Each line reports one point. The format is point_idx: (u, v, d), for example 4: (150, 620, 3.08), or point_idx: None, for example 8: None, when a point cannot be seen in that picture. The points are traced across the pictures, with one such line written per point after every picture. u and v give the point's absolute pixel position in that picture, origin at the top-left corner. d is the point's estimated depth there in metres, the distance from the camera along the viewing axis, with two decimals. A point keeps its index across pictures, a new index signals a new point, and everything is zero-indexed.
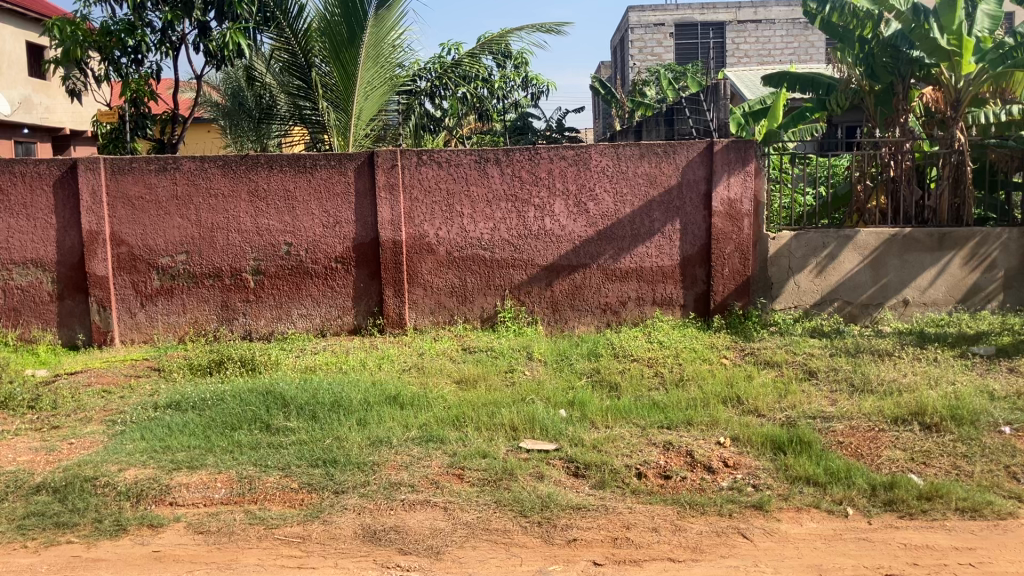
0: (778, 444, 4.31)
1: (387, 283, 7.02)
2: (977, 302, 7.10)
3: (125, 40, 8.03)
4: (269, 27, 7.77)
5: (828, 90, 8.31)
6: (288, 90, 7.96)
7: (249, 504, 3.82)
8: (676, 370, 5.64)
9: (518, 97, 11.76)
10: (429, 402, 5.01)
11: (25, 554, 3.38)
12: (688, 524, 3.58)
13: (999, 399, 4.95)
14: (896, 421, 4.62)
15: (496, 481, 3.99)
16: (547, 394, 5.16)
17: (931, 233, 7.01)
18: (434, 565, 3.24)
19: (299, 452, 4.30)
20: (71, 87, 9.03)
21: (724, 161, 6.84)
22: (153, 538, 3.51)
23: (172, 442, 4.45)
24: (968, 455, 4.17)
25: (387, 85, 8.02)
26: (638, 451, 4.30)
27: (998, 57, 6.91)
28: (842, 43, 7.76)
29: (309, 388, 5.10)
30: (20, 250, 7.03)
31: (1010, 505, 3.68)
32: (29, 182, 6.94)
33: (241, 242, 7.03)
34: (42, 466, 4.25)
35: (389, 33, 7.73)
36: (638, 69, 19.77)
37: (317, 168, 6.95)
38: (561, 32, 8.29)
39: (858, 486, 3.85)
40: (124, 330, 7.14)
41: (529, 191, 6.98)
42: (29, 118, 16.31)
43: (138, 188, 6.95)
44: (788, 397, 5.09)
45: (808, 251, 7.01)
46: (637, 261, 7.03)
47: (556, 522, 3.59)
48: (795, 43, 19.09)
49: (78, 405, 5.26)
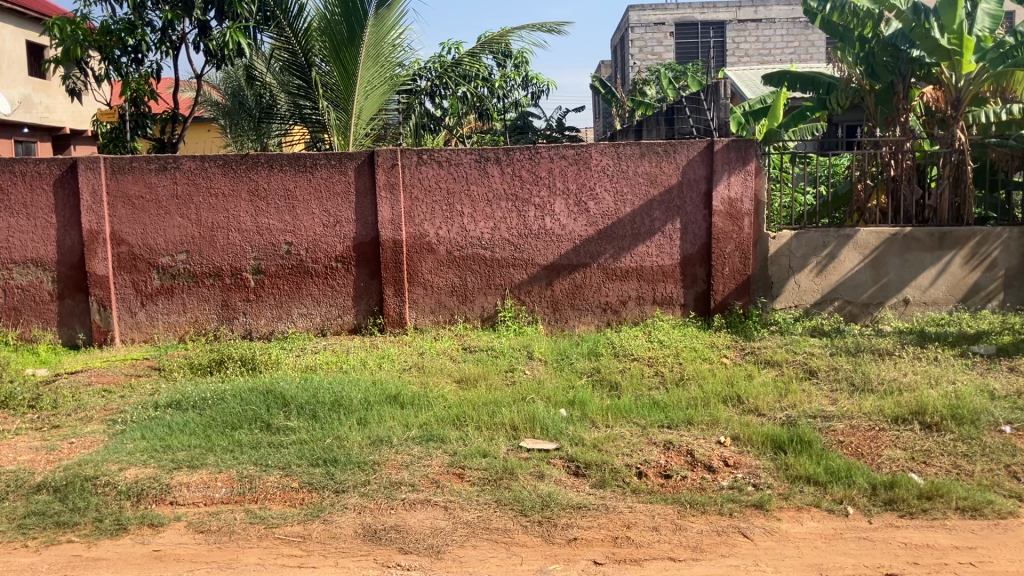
0: (778, 443, 4.31)
1: (387, 282, 7.02)
2: (977, 301, 7.10)
3: (125, 39, 8.06)
4: (269, 27, 7.76)
5: (828, 89, 8.28)
6: (288, 90, 7.96)
7: (249, 503, 3.82)
8: (677, 369, 5.63)
9: (518, 97, 11.77)
10: (429, 401, 5.00)
11: (25, 553, 3.38)
12: (688, 524, 3.58)
13: (1000, 399, 4.94)
14: (896, 421, 4.62)
15: (496, 480, 3.98)
16: (548, 394, 5.16)
17: (931, 233, 7.01)
18: (434, 564, 3.24)
19: (300, 451, 4.30)
20: (71, 87, 9.04)
21: (724, 160, 6.84)
22: (153, 538, 3.51)
23: (172, 441, 4.44)
24: (968, 455, 4.17)
25: (387, 85, 8.01)
26: (638, 450, 4.30)
27: (998, 56, 6.90)
28: (842, 42, 7.73)
29: (310, 387, 5.10)
30: (20, 249, 7.02)
31: (1011, 505, 3.68)
32: (29, 181, 6.94)
33: (241, 241, 7.03)
34: (42, 465, 4.24)
35: (389, 32, 7.73)
36: (638, 69, 19.77)
37: (317, 168, 6.95)
38: (561, 32, 8.29)
39: (858, 485, 3.85)
40: (124, 329, 7.14)
41: (529, 190, 6.98)
42: (29, 117, 16.31)
43: (138, 188, 6.95)
44: (789, 396, 5.08)
45: (808, 250, 7.01)
46: (637, 261, 7.03)
47: (556, 522, 3.58)
48: (796, 43, 19.08)
49: (78, 405, 5.26)
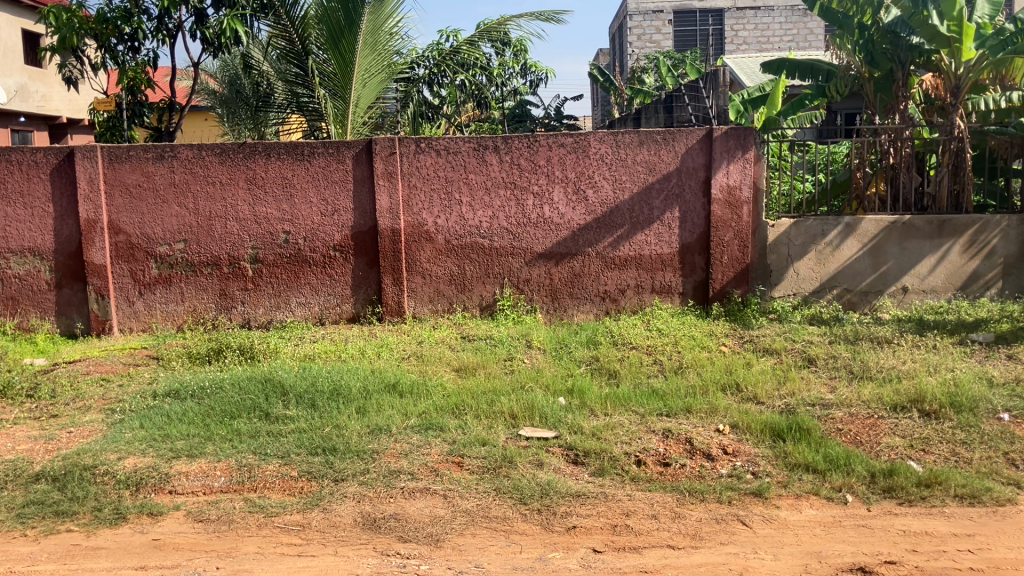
0: (777, 431, 4.32)
1: (387, 271, 7.00)
2: (977, 289, 7.08)
3: (121, 27, 7.96)
4: (267, 15, 7.65)
5: (828, 76, 8.15)
6: (285, 78, 7.89)
7: (249, 492, 3.82)
8: (675, 358, 5.64)
9: (517, 85, 12.01)
10: (428, 390, 5.00)
11: (25, 543, 3.39)
12: (688, 512, 3.58)
13: (998, 386, 4.95)
14: (896, 409, 4.62)
15: (496, 469, 3.99)
16: (547, 382, 5.16)
17: (930, 220, 6.99)
18: (433, 552, 3.25)
19: (299, 440, 4.30)
20: (67, 75, 9.01)
21: (723, 148, 6.81)
22: (152, 527, 3.51)
23: (171, 431, 4.44)
24: (967, 442, 4.17)
25: (385, 72, 7.94)
26: (637, 438, 4.30)
27: (998, 44, 6.93)
28: (841, 30, 7.66)
29: (309, 376, 5.08)
30: (18, 238, 7.00)
31: (1009, 492, 3.68)
32: (27, 171, 6.91)
33: (239, 229, 7.00)
34: (41, 455, 4.24)
35: (387, 20, 7.64)
36: (637, 57, 19.65)
37: (314, 155, 6.92)
38: (560, 21, 8.21)
39: (857, 472, 3.86)
40: (123, 318, 7.12)
41: (529, 178, 6.95)
42: (25, 106, 16.19)
43: (136, 176, 6.92)
44: (787, 384, 5.08)
45: (807, 238, 7.00)
46: (636, 249, 7.01)
47: (556, 510, 3.59)
48: (795, 30, 19.11)
49: (78, 394, 5.26)
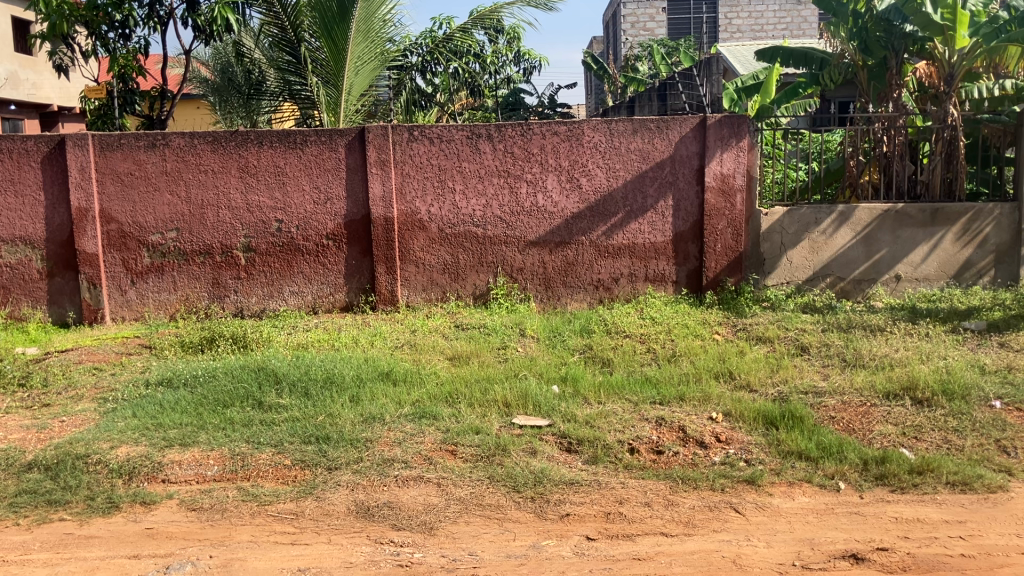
0: (769, 419, 4.33)
1: (380, 260, 6.97)
2: (969, 277, 7.10)
3: (113, 14, 7.87)
4: (258, 2, 7.58)
5: (822, 65, 8.08)
6: (277, 65, 7.81)
7: (242, 481, 3.81)
8: (669, 347, 5.63)
9: (511, 73, 11.98)
10: (422, 378, 5.01)
11: (17, 532, 3.38)
12: (680, 499, 3.60)
13: (990, 373, 4.98)
14: (888, 397, 4.64)
15: (489, 456, 3.99)
16: (540, 370, 5.16)
17: (923, 209, 7.00)
18: (426, 540, 3.25)
19: (292, 428, 4.29)
20: (57, 62, 8.93)
21: (717, 136, 6.80)
22: (145, 516, 3.50)
23: (164, 420, 4.42)
24: (959, 429, 4.19)
25: (377, 61, 7.89)
26: (630, 426, 4.31)
27: (993, 31, 7.02)
28: (836, 18, 7.54)
29: (302, 365, 5.05)
30: (9, 227, 6.95)
31: (1001, 479, 3.70)
32: (18, 159, 6.86)
33: (231, 218, 6.97)
34: (33, 444, 4.22)
35: (380, 7, 7.57)
36: (632, 44, 19.61)
37: (307, 144, 6.88)
38: (551, 9, 8.16)
39: (849, 460, 3.88)
40: (114, 307, 7.08)
41: (522, 166, 6.93)
42: (16, 95, 16.05)
43: (128, 164, 6.87)
44: (780, 371, 5.10)
45: (801, 226, 6.99)
46: (630, 237, 7.01)
47: (549, 498, 3.60)
48: (789, 18, 18.67)
49: (69, 383, 5.23)
